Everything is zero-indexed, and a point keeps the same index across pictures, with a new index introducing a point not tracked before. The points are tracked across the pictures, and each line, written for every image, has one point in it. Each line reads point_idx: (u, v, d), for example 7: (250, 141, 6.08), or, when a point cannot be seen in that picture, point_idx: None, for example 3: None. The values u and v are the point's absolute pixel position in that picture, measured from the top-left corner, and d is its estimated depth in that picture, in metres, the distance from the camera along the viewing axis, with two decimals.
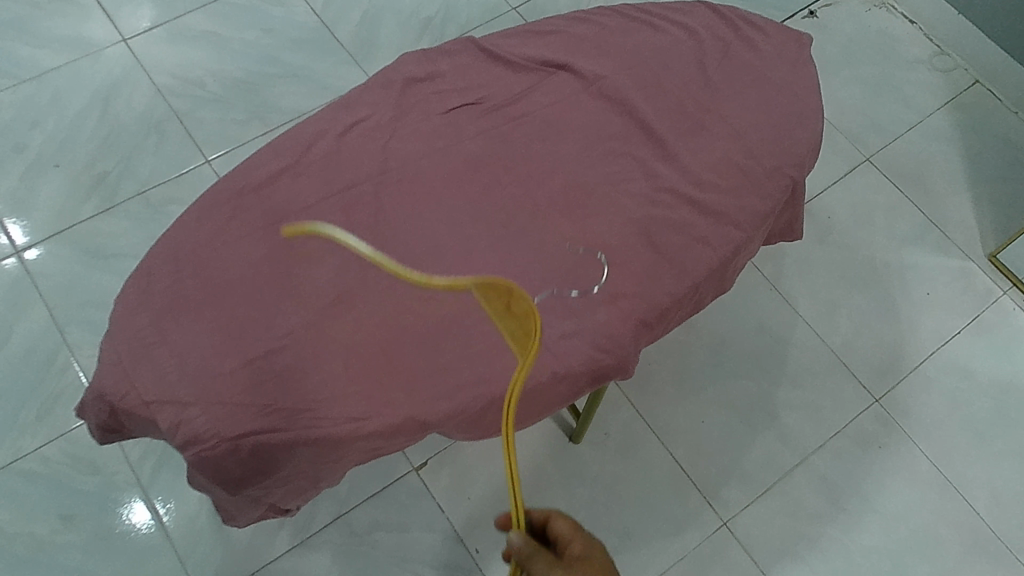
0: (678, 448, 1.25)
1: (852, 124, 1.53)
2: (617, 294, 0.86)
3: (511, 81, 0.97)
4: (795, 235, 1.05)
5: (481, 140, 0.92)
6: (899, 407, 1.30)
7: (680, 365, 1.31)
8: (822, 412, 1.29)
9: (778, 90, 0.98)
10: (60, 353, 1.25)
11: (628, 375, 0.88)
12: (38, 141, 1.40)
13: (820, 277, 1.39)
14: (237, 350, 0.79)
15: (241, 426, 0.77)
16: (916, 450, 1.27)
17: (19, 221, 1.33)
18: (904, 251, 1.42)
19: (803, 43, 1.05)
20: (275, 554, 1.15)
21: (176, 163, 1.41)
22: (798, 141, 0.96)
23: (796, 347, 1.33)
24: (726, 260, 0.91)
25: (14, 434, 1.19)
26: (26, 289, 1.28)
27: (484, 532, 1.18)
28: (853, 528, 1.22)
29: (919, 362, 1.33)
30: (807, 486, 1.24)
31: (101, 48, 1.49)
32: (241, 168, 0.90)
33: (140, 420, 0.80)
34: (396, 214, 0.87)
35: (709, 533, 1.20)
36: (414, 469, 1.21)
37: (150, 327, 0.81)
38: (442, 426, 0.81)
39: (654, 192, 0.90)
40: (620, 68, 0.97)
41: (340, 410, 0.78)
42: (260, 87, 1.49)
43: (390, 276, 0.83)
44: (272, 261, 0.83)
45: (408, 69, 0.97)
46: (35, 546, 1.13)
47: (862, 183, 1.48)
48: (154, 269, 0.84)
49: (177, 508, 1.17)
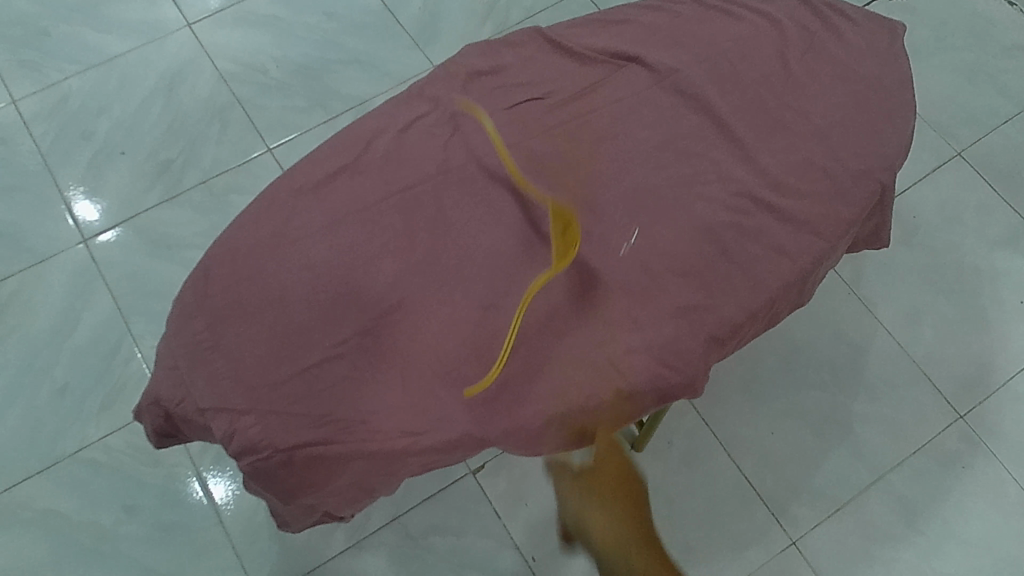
0: (745, 460, 1.20)
1: (942, 116, 1.44)
2: (687, 306, 0.80)
3: (579, 75, 0.92)
4: (881, 243, 0.98)
5: (547, 138, 0.88)
6: (985, 424, 1.22)
7: (749, 371, 1.25)
8: (900, 426, 1.22)
9: (867, 86, 0.91)
10: (125, 343, 1.26)
11: (698, 394, 0.83)
12: (104, 128, 1.41)
13: (902, 281, 1.31)
14: (291, 358, 0.77)
15: (295, 437, 0.75)
16: (1003, 471, 1.20)
17: (87, 208, 1.35)
18: (996, 255, 1.33)
19: (895, 33, 0.97)
20: (331, 553, 1.14)
21: (239, 151, 1.40)
22: (887, 143, 0.89)
23: (874, 356, 1.26)
24: (806, 271, 0.85)
25: (80, 422, 1.21)
26: (91, 277, 1.30)
27: (540, 541, 1.15)
28: (931, 553, 1.15)
29: (1008, 376, 1.25)
30: (882, 506, 1.17)
31: (167, 33, 1.48)
32: (297, 167, 0.87)
33: (196, 426, 0.80)
34: (455, 217, 0.83)
35: (777, 551, 1.15)
36: (471, 472, 1.18)
37: (206, 332, 0.80)
38: (499, 442, 0.78)
39: (729, 197, 0.85)
40: (694, 61, 0.92)
41: (394, 423, 0.75)
42: (321, 74, 1.47)
43: (449, 283, 0.80)
44: (328, 266, 0.81)
45: (472, 62, 0.92)
46: (99, 535, 1.15)
47: (951, 179, 1.38)
48: (211, 270, 0.82)
49: (236, 502, 1.17)
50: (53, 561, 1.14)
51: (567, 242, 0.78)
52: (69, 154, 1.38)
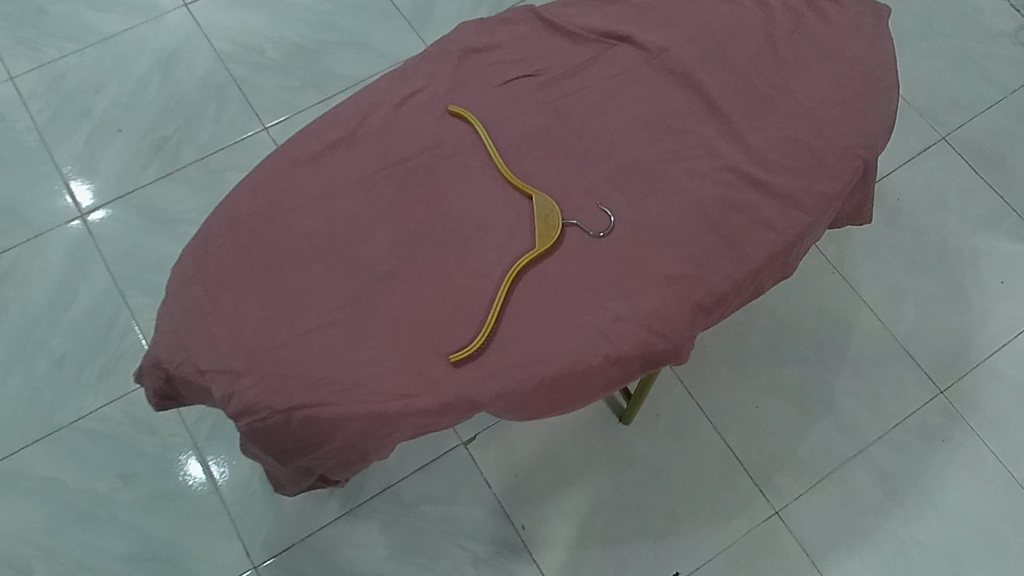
0: (730, 433, 1.23)
1: (927, 101, 1.47)
2: (675, 277, 0.82)
3: (572, 53, 0.94)
4: (863, 219, 1.01)
5: (539, 114, 0.90)
6: (965, 400, 1.25)
7: (735, 348, 1.28)
8: (882, 402, 1.25)
9: (852, 66, 0.94)
10: (121, 316, 1.28)
11: (683, 360, 0.85)
12: (101, 106, 1.42)
13: (886, 262, 1.34)
14: (289, 322, 0.79)
15: (292, 398, 0.77)
16: (981, 445, 1.23)
17: (84, 184, 1.36)
18: (977, 236, 1.36)
19: (880, 15, 0.99)
20: (324, 520, 1.16)
21: (235, 129, 1.42)
22: (870, 121, 0.92)
23: (857, 334, 1.29)
24: (791, 244, 0.87)
25: (77, 393, 1.22)
26: (89, 251, 1.31)
27: (530, 509, 1.18)
28: (910, 523, 1.18)
29: (988, 353, 1.28)
30: (864, 477, 1.20)
31: (163, 13, 1.50)
32: (294, 138, 0.89)
33: (195, 388, 0.82)
34: (449, 189, 0.85)
35: (761, 520, 1.18)
36: (462, 443, 1.21)
37: (206, 296, 0.82)
38: (491, 405, 0.79)
39: (716, 171, 0.87)
40: (683, 40, 0.94)
41: (389, 385, 0.77)
42: (317, 54, 1.48)
43: (444, 253, 0.82)
44: (326, 234, 0.83)
45: (467, 39, 0.94)
46: (97, 502, 1.17)
47: (935, 162, 1.41)
48: (211, 238, 0.84)
49: (231, 471, 1.19)
50: (50, 526, 1.15)
51: (552, 222, 0.83)
52: (66, 131, 1.40)
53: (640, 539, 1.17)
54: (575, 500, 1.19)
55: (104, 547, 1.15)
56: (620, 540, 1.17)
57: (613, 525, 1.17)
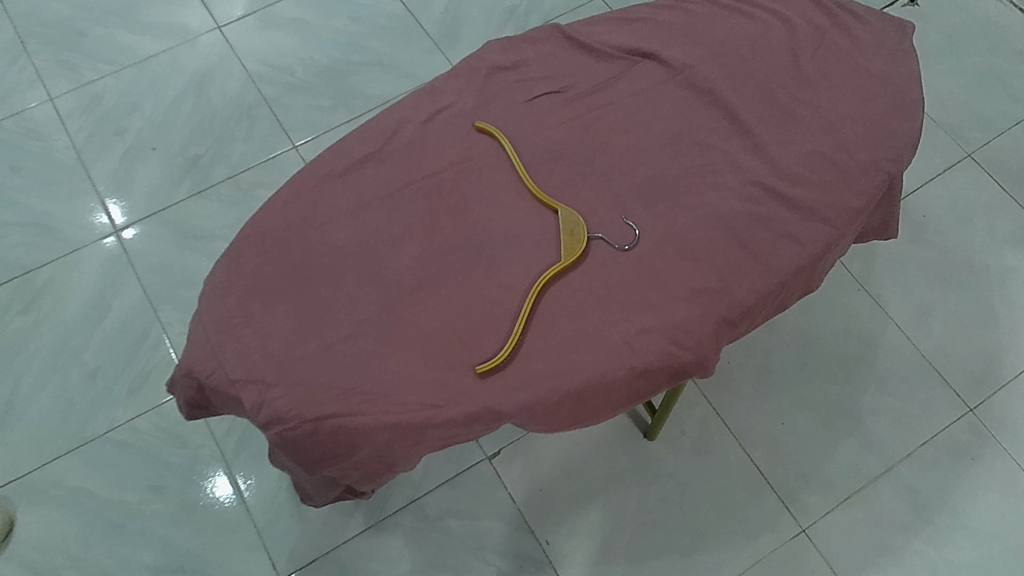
0: (756, 450, 1.22)
1: (953, 118, 1.46)
2: (700, 289, 0.83)
3: (597, 70, 0.95)
4: (889, 234, 1.00)
5: (564, 130, 0.91)
6: (995, 417, 1.24)
7: (761, 364, 1.27)
8: (910, 419, 1.24)
9: (876, 82, 0.94)
10: (153, 329, 1.30)
11: (709, 373, 0.85)
12: (137, 125, 1.46)
13: (911, 278, 1.33)
14: (319, 334, 0.80)
15: (321, 408, 0.78)
16: (1012, 463, 1.21)
17: (119, 201, 1.39)
18: (1005, 253, 1.35)
19: (904, 32, 1.00)
20: (350, 533, 1.17)
21: (266, 147, 1.44)
22: (895, 136, 0.92)
23: (884, 352, 1.28)
24: (816, 258, 0.87)
25: (109, 405, 1.25)
26: (123, 267, 1.34)
27: (554, 524, 1.18)
28: (941, 543, 1.17)
29: (1017, 371, 1.27)
30: (893, 495, 1.19)
31: (197, 36, 1.54)
32: (324, 154, 0.91)
33: (226, 398, 0.83)
34: (476, 203, 0.87)
35: (787, 538, 1.17)
36: (487, 458, 1.21)
37: (238, 309, 0.83)
38: (516, 417, 0.80)
39: (741, 186, 0.88)
40: (708, 57, 0.95)
41: (417, 396, 0.78)
42: (345, 74, 1.51)
43: (470, 266, 0.83)
44: (354, 248, 0.84)
45: (494, 57, 0.96)
46: (126, 513, 1.18)
47: (961, 179, 1.41)
48: (244, 252, 0.86)
49: (258, 484, 1.20)
50: (81, 536, 1.17)
51: (578, 236, 0.84)
52: (103, 149, 1.43)
53: (663, 557, 1.16)
54: (598, 517, 1.18)
55: (133, 558, 1.16)
56: (643, 556, 1.16)
57: (638, 543, 1.17)
